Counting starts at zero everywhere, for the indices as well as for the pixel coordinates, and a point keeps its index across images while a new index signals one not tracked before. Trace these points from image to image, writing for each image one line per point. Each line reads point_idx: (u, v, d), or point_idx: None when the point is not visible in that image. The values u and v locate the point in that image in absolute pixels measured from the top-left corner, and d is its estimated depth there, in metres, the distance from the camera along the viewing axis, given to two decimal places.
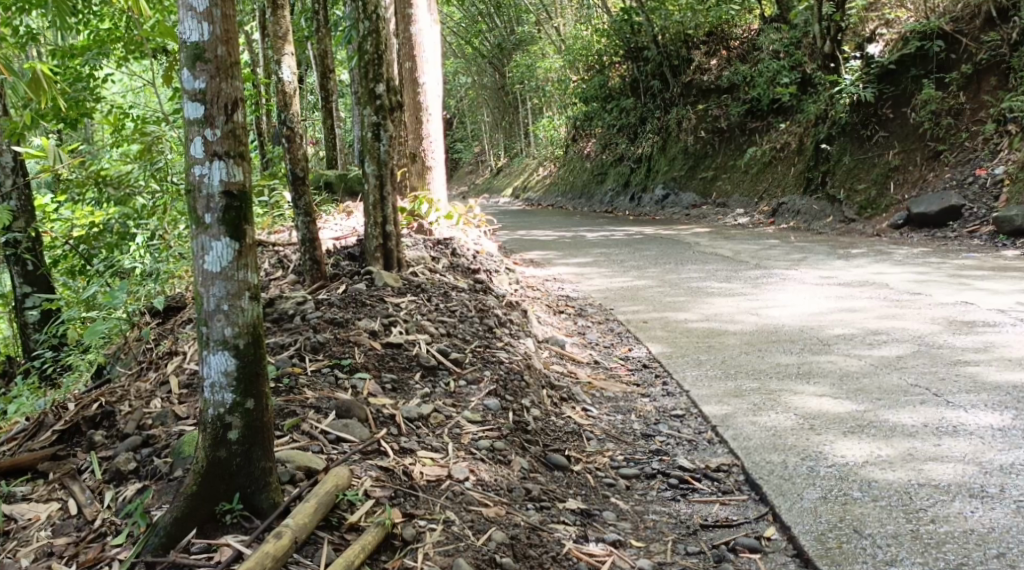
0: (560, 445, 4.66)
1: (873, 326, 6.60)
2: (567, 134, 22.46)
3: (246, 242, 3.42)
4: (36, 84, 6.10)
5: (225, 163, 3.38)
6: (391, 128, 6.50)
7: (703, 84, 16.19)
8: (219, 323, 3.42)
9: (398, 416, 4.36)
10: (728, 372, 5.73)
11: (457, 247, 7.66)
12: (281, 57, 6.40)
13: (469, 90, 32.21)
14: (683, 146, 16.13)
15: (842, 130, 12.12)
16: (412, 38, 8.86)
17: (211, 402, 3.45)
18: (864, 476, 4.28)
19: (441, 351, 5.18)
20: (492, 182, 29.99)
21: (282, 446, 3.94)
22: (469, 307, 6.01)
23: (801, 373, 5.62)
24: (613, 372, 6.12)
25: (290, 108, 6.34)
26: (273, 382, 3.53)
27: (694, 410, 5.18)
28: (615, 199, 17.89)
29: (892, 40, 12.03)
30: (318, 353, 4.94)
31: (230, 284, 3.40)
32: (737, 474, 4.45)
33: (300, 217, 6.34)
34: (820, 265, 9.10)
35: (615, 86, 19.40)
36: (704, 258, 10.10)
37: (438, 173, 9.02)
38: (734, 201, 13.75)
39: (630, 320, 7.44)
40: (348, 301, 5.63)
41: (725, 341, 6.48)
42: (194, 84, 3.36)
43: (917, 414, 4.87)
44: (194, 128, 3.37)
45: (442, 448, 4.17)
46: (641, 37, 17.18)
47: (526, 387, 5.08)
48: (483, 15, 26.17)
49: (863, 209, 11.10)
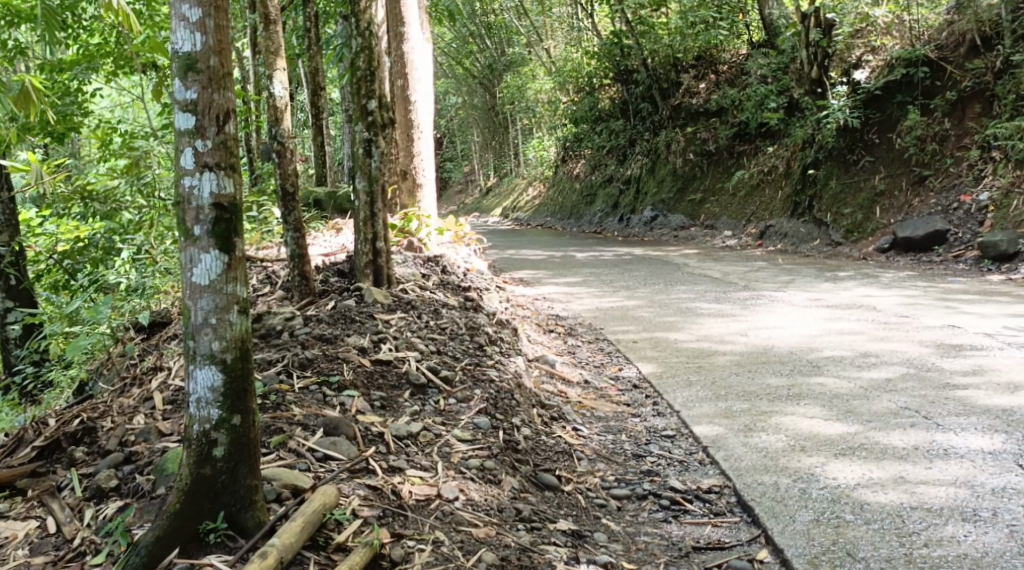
0: (550, 465, 4.60)
1: (864, 348, 6.58)
2: (556, 155, 22.52)
3: (235, 255, 3.36)
4: (25, 100, 6.03)
5: (216, 174, 3.32)
6: (383, 144, 6.47)
7: (692, 107, 16.28)
8: (207, 336, 3.34)
9: (387, 434, 4.29)
10: (719, 393, 5.69)
11: (447, 265, 7.62)
12: (273, 72, 6.31)
13: (459, 110, 32.29)
14: (672, 168, 16.18)
15: (829, 154, 12.17)
16: (405, 56, 8.89)
17: (197, 418, 3.37)
18: (856, 499, 4.24)
19: (431, 369, 5.12)
20: (481, 203, 30.03)
21: (268, 464, 3.85)
22: (459, 325, 5.96)
23: (792, 395, 5.58)
24: (603, 392, 6.07)
25: (281, 124, 6.29)
26: (260, 398, 3.46)
27: (685, 430, 5.14)
28: (603, 220, 17.91)
29: (878, 66, 12.13)
30: (306, 369, 4.89)
31: (219, 297, 3.33)
32: (728, 496, 4.41)
33: (289, 233, 6.30)
34: (809, 288, 9.10)
35: (605, 108, 19.47)
36: (693, 279, 10.10)
37: (428, 191, 8.98)
38: (723, 223, 13.77)
39: (620, 339, 7.41)
40: (337, 318, 5.61)
41: (716, 361, 6.46)
42: (185, 94, 3.31)
43: (909, 437, 4.84)
44: (184, 139, 3.32)
45: (431, 467, 4.10)
46: (630, 60, 17.28)
47: (516, 406, 5.03)
48: (474, 36, 26.26)
49: (850, 232, 11.13)
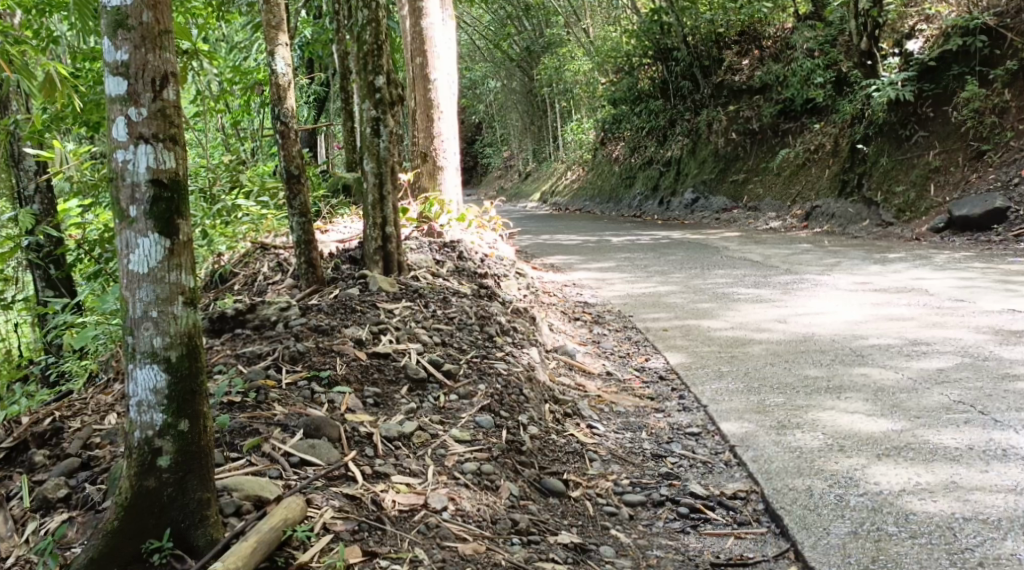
0: (556, 469, 4.19)
1: (914, 335, 6.06)
2: (595, 138, 21.93)
3: (178, 239, 3.02)
4: (48, 87, 5.65)
5: (153, 147, 2.98)
6: (392, 123, 6.05)
7: (734, 85, 15.68)
8: (147, 331, 3.00)
9: (376, 435, 3.92)
10: (751, 386, 5.22)
11: (464, 251, 7.19)
12: (275, 48, 5.90)
13: (498, 94, 31.79)
14: (714, 148, 15.59)
15: (879, 130, 11.55)
16: (423, 33, 8.32)
17: (138, 423, 3.03)
18: (900, 507, 3.77)
19: (433, 362, 4.73)
20: (521, 188, 29.56)
21: (237, 471, 3.50)
22: (470, 314, 5.56)
23: (831, 388, 5.09)
24: (626, 384, 5.63)
25: (285, 103, 5.85)
26: (212, 400, 3.12)
27: (711, 428, 4.70)
28: (643, 203, 17.32)
29: (932, 36, 11.35)
30: (297, 363, 4.54)
31: (160, 287, 2.99)
32: (755, 503, 3.97)
33: (295, 218, 5.93)
34: (855, 270, 8.55)
35: (645, 88, 18.82)
36: (732, 263, 9.58)
37: (450, 173, 8.53)
38: (767, 204, 13.17)
39: (650, 328, 6.95)
40: (337, 307, 5.26)
41: (749, 351, 5.98)
42: (116, 55, 2.98)
43: (963, 435, 4.34)
44: (117, 108, 2.98)
45: (420, 473, 3.72)
46: (671, 38, 16.68)
47: (524, 401, 4.63)
48: (512, 18, 25.62)
49: (901, 212, 10.50)
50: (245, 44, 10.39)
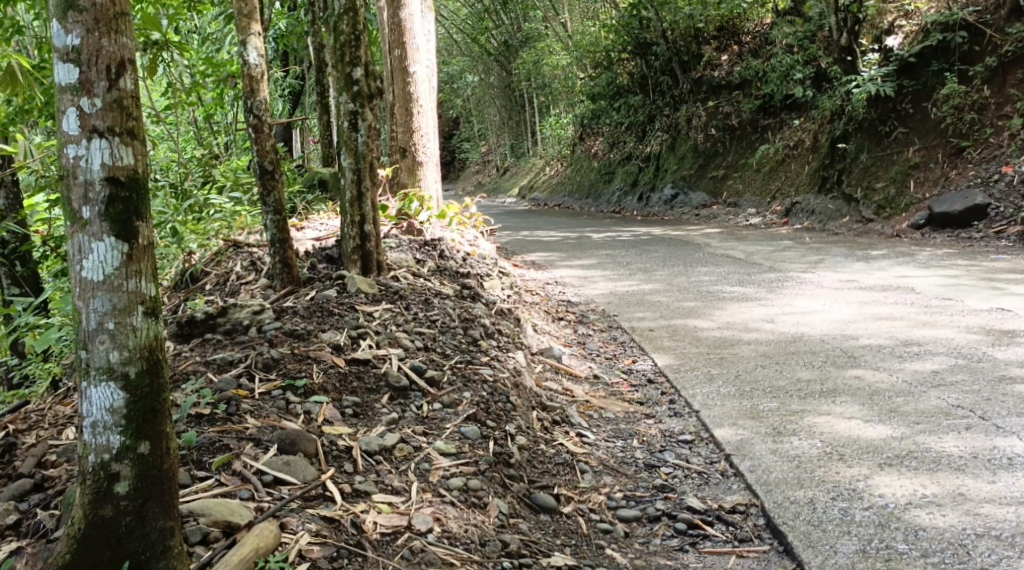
0: (545, 482, 3.96)
1: (905, 336, 5.88)
2: (573, 133, 21.67)
3: (137, 244, 2.77)
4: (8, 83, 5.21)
5: (108, 142, 2.73)
6: (370, 117, 5.78)
7: (713, 80, 15.48)
8: (103, 346, 2.74)
9: (355, 449, 3.67)
10: (744, 389, 4.99)
11: (444, 250, 6.94)
12: (247, 37, 5.61)
13: (475, 89, 31.45)
14: (693, 144, 15.39)
15: (859, 126, 11.39)
16: (401, 24, 8.08)
17: (93, 447, 2.78)
18: (909, 522, 3.57)
19: (415, 369, 4.48)
20: (499, 183, 29.28)
21: (205, 492, 3.24)
22: (452, 316, 5.31)
23: (826, 391, 4.88)
24: (614, 389, 5.40)
25: (257, 95, 5.57)
26: (176, 420, 2.87)
27: (705, 435, 4.48)
28: (622, 199, 17.11)
29: (911, 32, 11.23)
30: (271, 371, 4.28)
31: (117, 296, 2.74)
32: (755, 517, 3.76)
33: (269, 216, 5.64)
34: (840, 268, 8.36)
35: (623, 83, 18.59)
36: (715, 260, 9.39)
37: (431, 169, 8.28)
38: (747, 201, 13.00)
39: (636, 328, 6.73)
40: (313, 311, 5.01)
41: (739, 352, 5.76)
42: (67, 40, 2.72)
43: (965, 442, 4.15)
44: (67, 97, 2.72)
45: (403, 491, 3.48)
46: (650, 33, 16.47)
47: (511, 410, 4.39)
48: (489, 12, 25.26)
49: (882, 209, 10.33)
50: (216, 36, 10.05)
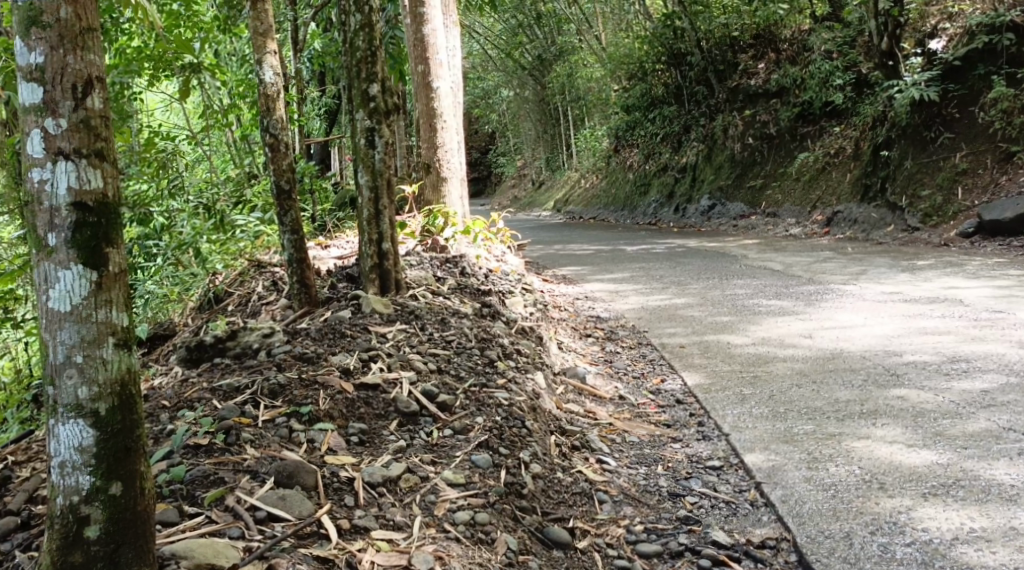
0: (560, 514, 3.75)
1: (952, 351, 5.58)
2: (608, 145, 21.40)
3: (107, 271, 2.77)
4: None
5: (75, 165, 2.74)
6: (388, 134, 5.60)
7: (749, 88, 15.10)
8: (70, 380, 2.74)
9: (357, 481, 3.52)
10: (777, 411, 4.73)
11: (467, 267, 6.78)
12: (263, 56, 5.49)
13: (510, 103, 31.31)
14: (730, 153, 15.09)
15: (903, 132, 10.98)
16: (424, 40, 7.87)
17: (61, 488, 2.76)
18: (956, 560, 3.33)
19: (427, 393, 4.31)
20: (535, 197, 29.04)
21: (193, 531, 3.15)
22: (469, 337, 5.13)
23: (866, 412, 4.61)
24: (641, 410, 5.16)
25: (274, 114, 5.43)
26: (150, 459, 2.87)
27: (734, 461, 4.23)
28: (657, 210, 16.80)
29: (955, 35, 10.90)
30: (276, 398, 4.12)
31: (85, 327, 2.73)
32: (786, 553, 3.53)
33: (286, 236, 5.49)
34: (882, 279, 8.05)
35: (658, 94, 18.33)
36: (752, 273, 9.12)
37: (455, 185, 8.08)
38: (786, 210, 12.67)
39: (665, 344, 6.50)
40: (325, 332, 4.87)
41: (773, 369, 5.49)
42: (31, 58, 2.73)
43: (1019, 469, 3.87)
44: (31, 118, 2.73)
45: (405, 526, 3.35)
46: (684, 43, 16.29)
47: (527, 435, 4.18)
48: (522, 27, 25.05)
49: (928, 216, 9.97)
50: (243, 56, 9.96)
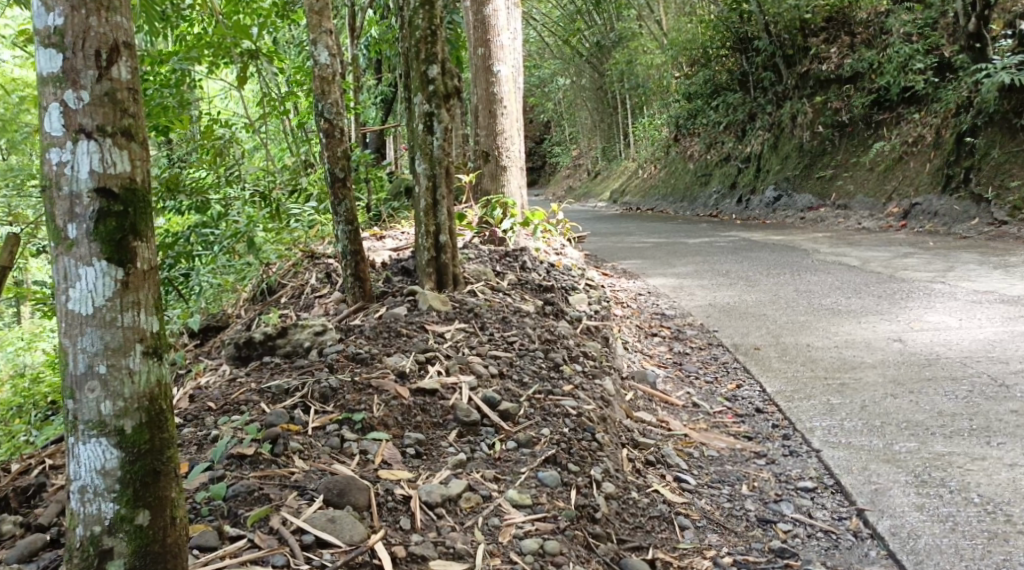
0: (638, 542, 3.41)
1: None
2: (667, 134, 20.81)
3: (135, 268, 2.53)
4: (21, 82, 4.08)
5: (98, 144, 2.49)
6: (449, 118, 5.20)
7: (820, 74, 14.42)
8: (92, 395, 2.51)
9: (414, 501, 3.23)
10: (873, 425, 4.30)
11: (528, 261, 6.41)
12: (317, 36, 5.19)
13: (567, 91, 30.81)
14: (799, 142, 14.50)
15: (990, 119, 10.36)
16: (486, 21, 7.52)
17: (82, 515, 2.54)
18: None
19: (488, 401, 3.96)
20: (590, 187, 28.51)
21: (234, 557, 2.90)
22: (532, 337, 4.77)
23: (978, 429, 4.15)
24: (718, 420, 4.75)
25: (329, 97, 5.09)
26: (181, 483, 2.63)
27: (829, 482, 3.83)
28: (719, 202, 16.27)
29: None
30: (327, 402, 3.81)
31: (109, 333, 2.50)
32: None
33: (340, 226, 5.15)
34: (973, 277, 7.51)
35: (722, 80, 17.71)
36: (827, 268, 8.61)
37: (517, 174, 7.69)
38: (859, 202, 12.10)
39: (739, 345, 6.06)
40: (380, 331, 4.55)
41: (862, 377, 5.03)
42: (48, 19, 2.49)
43: None
44: (48, 88, 2.49)
45: (467, 555, 3.06)
46: (750, 27, 15.82)
47: (598, 449, 3.80)
48: (581, 13, 24.51)
49: (1017, 209, 9.37)
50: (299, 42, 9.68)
